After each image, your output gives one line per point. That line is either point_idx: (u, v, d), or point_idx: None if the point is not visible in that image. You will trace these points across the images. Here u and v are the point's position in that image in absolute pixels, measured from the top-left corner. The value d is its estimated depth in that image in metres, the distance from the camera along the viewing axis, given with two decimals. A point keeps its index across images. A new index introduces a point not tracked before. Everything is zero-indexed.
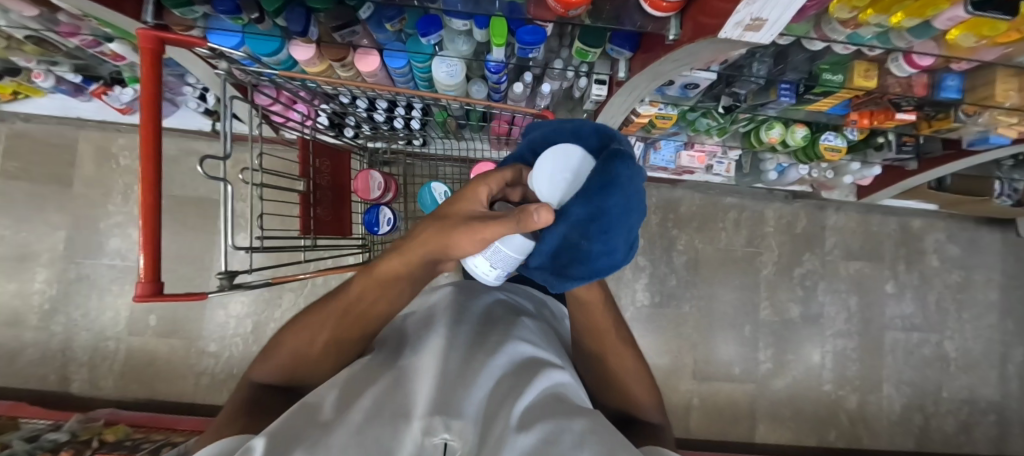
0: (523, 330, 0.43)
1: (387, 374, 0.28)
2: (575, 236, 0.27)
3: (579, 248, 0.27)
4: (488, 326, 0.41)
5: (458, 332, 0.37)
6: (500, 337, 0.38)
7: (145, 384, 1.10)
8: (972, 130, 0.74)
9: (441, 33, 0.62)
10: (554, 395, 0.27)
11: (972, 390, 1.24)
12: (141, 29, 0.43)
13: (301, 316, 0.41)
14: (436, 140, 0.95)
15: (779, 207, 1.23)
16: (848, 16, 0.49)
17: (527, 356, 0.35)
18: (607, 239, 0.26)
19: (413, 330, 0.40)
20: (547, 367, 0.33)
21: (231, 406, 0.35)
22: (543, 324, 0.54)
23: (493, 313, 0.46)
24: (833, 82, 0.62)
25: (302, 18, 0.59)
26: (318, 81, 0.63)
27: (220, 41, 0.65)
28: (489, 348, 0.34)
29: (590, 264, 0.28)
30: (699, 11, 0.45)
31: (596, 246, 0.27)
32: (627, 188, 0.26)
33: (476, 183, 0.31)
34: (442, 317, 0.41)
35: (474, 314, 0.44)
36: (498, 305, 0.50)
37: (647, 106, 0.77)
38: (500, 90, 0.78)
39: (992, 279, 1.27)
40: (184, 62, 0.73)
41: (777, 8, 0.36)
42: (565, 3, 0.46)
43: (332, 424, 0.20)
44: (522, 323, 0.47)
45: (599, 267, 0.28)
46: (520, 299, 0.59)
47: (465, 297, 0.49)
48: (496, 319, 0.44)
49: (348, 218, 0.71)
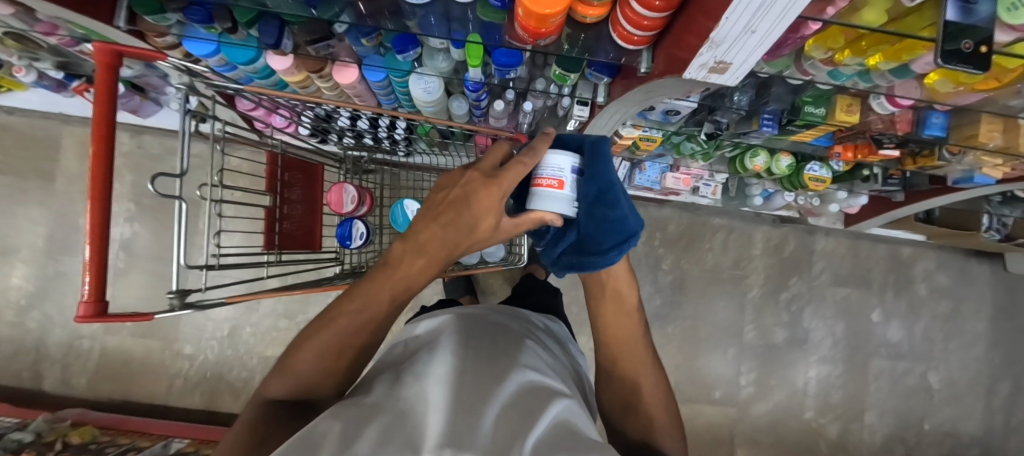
0: (533, 357, 0.43)
1: (392, 403, 0.26)
2: (600, 209, 0.41)
3: (608, 215, 0.41)
4: (491, 348, 0.41)
5: (466, 358, 0.36)
6: (506, 363, 0.37)
7: (120, 384, 1.09)
8: (956, 168, 0.73)
9: (417, 51, 0.61)
10: (563, 426, 0.26)
11: (956, 423, 1.22)
12: (98, 43, 0.42)
13: (313, 326, 0.36)
14: (419, 152, 0.95)
15: (767, 230, 1.21)
16: (822, 56, 0.48)
17: (535, 383, 0.34)
18: (618, 204, 0.41)
19: (416, 354, 0.39)
20: (557, 397, 0.32)
21: (236, 437, 0.29)
22: (551, 351, 0.53)
23: (500, 337, 0.45)
24: (815, 115, 0.61)
25: (275, 30, 0.57)
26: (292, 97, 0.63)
27: (195, 49, 0.65)
28: (498, 375, 0.33)
29: (618, 230, 0.41)
30: (671, 44, 0.44)
31: (612, 213, 0.41)
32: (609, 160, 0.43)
33: (500, 176, 0.34)
34: (448, 342, 0.40)
35: (478, 337, 0.43)
36: (502, 327, 0.49)
37: (630, 128, 0.77)
38: (481, 107, 0.77)
39: (981, 311, 1.23)
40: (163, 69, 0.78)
41: (741, 53, 0.37)
42: (533, 33, 0.45)
43: (336, 449, 0.17)
44: (529, 349, 0.45)
45: (627, 228, 0.41)
46: (526, 323, 0.58)
47: (469, 321, 0.48)
48: (501, 344, 0.43)
49: (319, 232, 0.66)
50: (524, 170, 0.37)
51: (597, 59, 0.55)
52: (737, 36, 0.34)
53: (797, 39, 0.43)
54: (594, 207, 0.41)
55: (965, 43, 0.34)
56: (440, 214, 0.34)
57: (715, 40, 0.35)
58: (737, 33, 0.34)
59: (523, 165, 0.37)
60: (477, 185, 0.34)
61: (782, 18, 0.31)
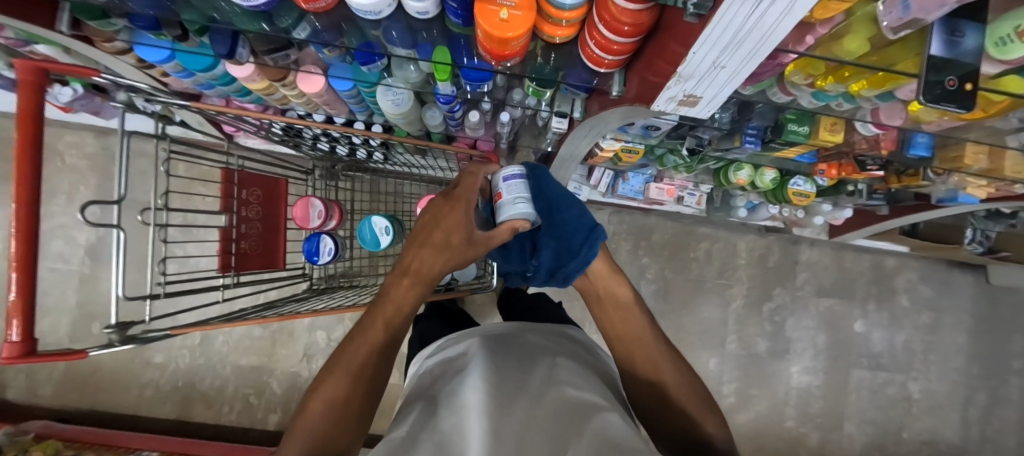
0: (564, 361, 0.43)
1: (430, 445, 0.27)
2: (558, 216, 0.50)
3: (565, 217, 0.50)
4: (520, 362, 0.42)
5: (497, 382, 0.36)
6: (537, 380, 0.38)
7: (87, 394, 1.06)
8: (940, 187, 0.72)
9: (382, 62, 0.58)
10: (604, 440, 0.27)
11: (933, 432, 1.23)
12: (19, 60, 0.38)
13: (318, 382, 0.37)
14: (397, 155, 0.86)
15: (752, 240, 1.20)
16: (803, 81, 0.46)
17: (572, 393, 0.35)
18: (568, 208, 0.50)
19: (448, 380, 0.40)
20: (594, 408, 0.33)
21: None
22: (582, 346, 0.53)
23: (527, 348, 0.46)
24: (798, 134, 0.59)
25: (227, 39, 0.54)
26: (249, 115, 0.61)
27: (147, 55, 0.61)
28: (533, 397, 0.34)
29: (579, 224, 0.50)
30: (644, 67, 0.41)
31: (567, 215, 0.50)
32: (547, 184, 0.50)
33: (457, 193, 0.44)
34: (475, 364, 0.40)
35: (507, 351, 0.44)
36: (529, 335, 0.50)
37: (610, 141, 0.75)
38: (456, 118, 0.73)
39: (962, 322, 1.24)
40: (118, 70, 0.72)
41: (710, 88, 0.36)
42: (497, 56, 0.43)
43: None
44: (558, 353, 0.46)
45: (584, 222, 0.50)
46: (553, 327, 0.58)
47: (494, 336, 0.49)
48: (530, 355, 0.44)
49: (281, 249, 0.65)
50: (476, 177, 0.45)
51: (570, 84, 0.53)
52: (705, 72, 0.33)
53: (774, 67, 0.40)
54: (556, 215, 0.50)
55: (949, 79, 0.31)
56: (418, 239, 0.44)
57: (684, 73, 0.34)
58: (706, 68, 0.32)
59: (472, 175, 0.45)
60: (442, 208, 0.44)
61: (750, 57, 0.29)
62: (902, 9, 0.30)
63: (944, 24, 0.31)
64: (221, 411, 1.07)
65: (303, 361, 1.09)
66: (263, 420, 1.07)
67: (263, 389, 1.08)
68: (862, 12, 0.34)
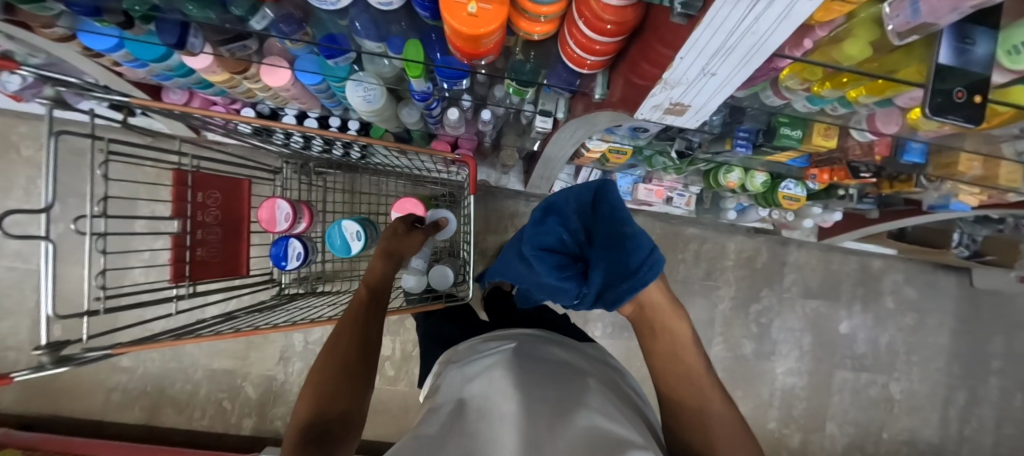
0: (596, 384, 0.38)
1: None
2: (617, 228, 0.42)
3: (625, 229, 0.41)
4: (554, 376, 0.37)
5: (527, 396, 0.31)
6: (570, 397, 0.32)
7: (50, 399, 1.01)
8: (932, 194, 0.70)
9: (349, 56, 0.54)
10: None
11: (913, 432, 1.24)
12: None
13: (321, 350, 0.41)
14: (377, 156, 0.80)
15: (741, 241, 1.19)
16: (799, 86, 0.43)
17: (609, 423, 0.30)
18: (630, 223, 0.42)
19: (469, 389, 0.35)
20: (627, 444, 0.27)
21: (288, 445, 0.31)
22: (616, 376, 0.47)
23: (560, 365, 0.41)
24: (790, 138, 0.56)
25: (175, 28, 0.49)
26: (200, 114, 0.55)
27: (92, 43, 0.55)
28: (567, 413, 0.29)
29: (642, 248, 0.40)
30: (627, 70, 0.38)
31: (627, 228, 0.41)
32: (599, 195, 0.47)
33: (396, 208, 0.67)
34: (503, 373, 0.35)
35: (540, 363, 0.39)
36: (559, 352, 0.44)
37: (597, 141, 0.71)
38: (434, 115, 0.70)
39: (944, 323, 1.25)
40: (66, 57, 0.67)
41: (699, 96, 0.33)
42: (469, 55, 0.39)
43: None
44: (592, 376, 0.40)
45: (645, 241, 0.40)
46: (586, 348, 0.51)
47: (527, 345, 0.44)
48: (565, 373, 0.38)
49: (245, 255, 0.61)
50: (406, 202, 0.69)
51: (553, 85, 0.50)
52: (693, 79, 0.30)
53: (769, 72, 0.37)
54: (615, 225, 0.42)
55: (956, 91, 0.29)
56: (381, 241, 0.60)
57: (670, 80, 0.30)
58: (694, 75, 0.29)
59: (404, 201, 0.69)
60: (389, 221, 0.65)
61: (743, 64, 0.26)
62: (911, 13, 0.27)
63: (954, 31, 0.28)
64: (193, 416, 1.04)
65: (279, 364, 1.05)
66: (238, 425, 1.04)
67: (237, 393, 1.05)
68: (865, 14, 0.30)
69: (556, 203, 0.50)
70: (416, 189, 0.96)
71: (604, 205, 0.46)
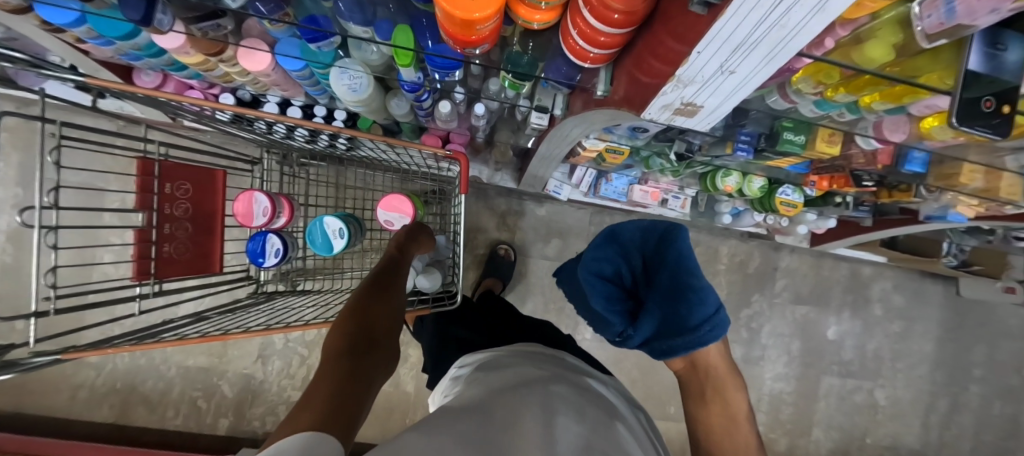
0: (622, 431, 0.34)
1: None
2: (684, 275, 0.48)
3: (693, 282, 0.48)
4: (581, 409, 0.33)
5: (555, 424, 0.28)
6: (593, 437, 0.29)
7: (11, 397, 0.96)
8: (930, 204, 0.70)
9: (335, 40, 0.50)
10: None
11: (896, 438, 1.26)
12: None
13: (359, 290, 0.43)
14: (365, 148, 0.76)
15: (734, 245, 1.18)
16: (811, 90, 0.41)
17: None
18: (698, 278, 0.48)
19: (495, 400, 0.32)
20: None
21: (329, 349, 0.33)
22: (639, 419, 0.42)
23: (587, 397, 0.37)
24: (794, 143, 0.54)
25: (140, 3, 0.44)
26: (168, 97, 0.50)
27: (50, 16, 0.50)
28: None
29: (706, 308, 0.46)
30: (633, 66, 0.35)
31: (696, 282, 0.47)
32: (668, 237, 0.53)
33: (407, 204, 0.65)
34: (534, 396, 0.33)
35: (569, 391, 0.36)
36: (580, 381, 0.41)
37: (594, 141, 0.69)
38: (424, 108, 0.66)
39: (929, 332, 1.26)
40: (24, 32, 0.61)
41: (714, 97, 0.30)
42: (461, 42, 0.36)
43: None
44: (621, 421, 0.37)
45: (709, 299, 0.46)
46: (611, 386, 0.47)
47: (552, 371, 0.41)
48: (592, 407, 0.35)
49: (219, 251, 0.57)
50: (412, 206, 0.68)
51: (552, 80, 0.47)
52: (709, 78, 0.27)
53: (784, 71, 0.35)
54: (683, 278, 0.48)
55: (985, 99, 0.27)
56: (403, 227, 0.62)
57: (683, 78, 0.28)
58: (711, 73, 0.26)
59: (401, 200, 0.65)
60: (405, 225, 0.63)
61: (767, 61, 0.23)
62: (945, 13, 0.24)
63: (986, 35, 0.26)
64: (166, 415, 1.00)
65: (258, 363, 1.01)
66: (213, 425, 1.00)
67: (212, 392, 1.00)
68: (890, 14, 0.29)
69: (618, 232, 0.58)
70: (404, 185, 0.92)
71: (670, 248, 0.52)
